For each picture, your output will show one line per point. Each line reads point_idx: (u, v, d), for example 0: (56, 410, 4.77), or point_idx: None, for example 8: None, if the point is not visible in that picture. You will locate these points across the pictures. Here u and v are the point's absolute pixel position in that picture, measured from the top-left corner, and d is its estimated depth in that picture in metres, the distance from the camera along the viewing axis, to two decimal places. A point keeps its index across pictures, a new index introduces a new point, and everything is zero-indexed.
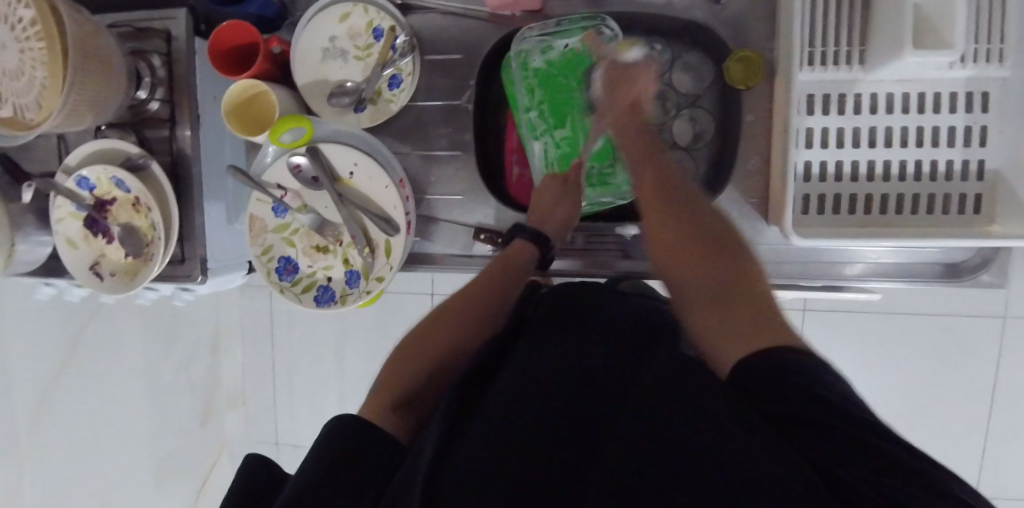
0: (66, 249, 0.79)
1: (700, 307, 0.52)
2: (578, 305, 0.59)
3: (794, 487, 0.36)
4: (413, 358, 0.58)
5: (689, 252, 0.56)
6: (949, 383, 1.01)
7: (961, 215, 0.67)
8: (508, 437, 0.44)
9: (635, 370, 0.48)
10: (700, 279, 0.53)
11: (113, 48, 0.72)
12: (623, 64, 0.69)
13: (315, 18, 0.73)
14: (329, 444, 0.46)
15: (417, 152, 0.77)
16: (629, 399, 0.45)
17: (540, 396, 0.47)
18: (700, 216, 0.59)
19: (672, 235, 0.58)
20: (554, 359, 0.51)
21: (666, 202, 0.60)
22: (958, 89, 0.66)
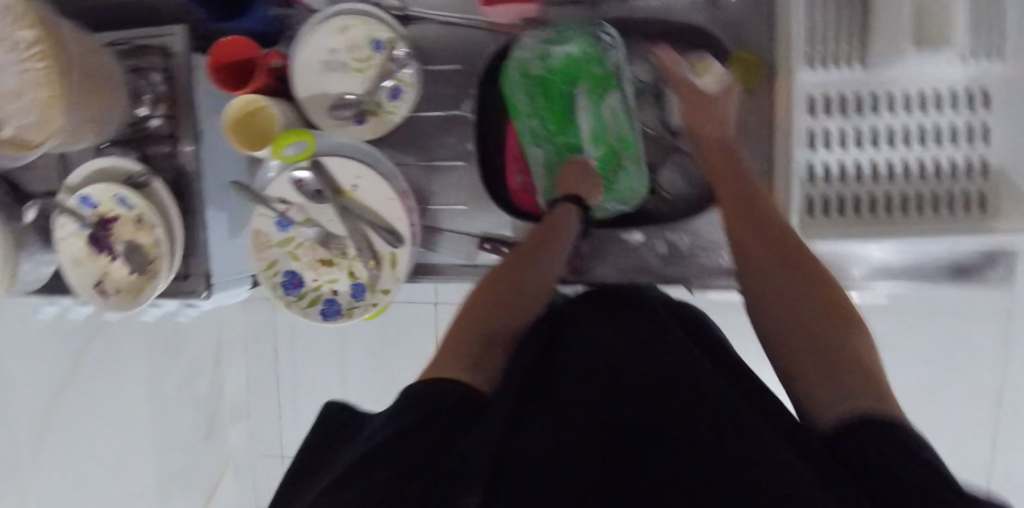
0: (70, 268, 0.79)
1: (800, 357, 0.48)
2: (615, 307, 0.59)
3: (796, 485, 0.36)
4: (466, 325, 0.57)
5: (796, 300, 0.52)
6: (953, 379, 1.01)
7: (968, 216, 0.67)
8: (508, 435, 0.42)
9: (632, 371, 0.48)
10: (785, 306, 0.52)
11: (110, 65, 0.72)
12: (704, 90, 0.69)
13: (314, 31, 0.73)
14: (397, 417, 0.45)
15: (419, 163, 0.77)
16: (675, 389, 0.45)
17: (579, 392, 0.46)
18: (785, 238, 0.58)
19: (777, 281, 0.55)
20: (594, 358, 0.50)
21: (750, 222, 0.60)
22: (962, 87, 0.66)
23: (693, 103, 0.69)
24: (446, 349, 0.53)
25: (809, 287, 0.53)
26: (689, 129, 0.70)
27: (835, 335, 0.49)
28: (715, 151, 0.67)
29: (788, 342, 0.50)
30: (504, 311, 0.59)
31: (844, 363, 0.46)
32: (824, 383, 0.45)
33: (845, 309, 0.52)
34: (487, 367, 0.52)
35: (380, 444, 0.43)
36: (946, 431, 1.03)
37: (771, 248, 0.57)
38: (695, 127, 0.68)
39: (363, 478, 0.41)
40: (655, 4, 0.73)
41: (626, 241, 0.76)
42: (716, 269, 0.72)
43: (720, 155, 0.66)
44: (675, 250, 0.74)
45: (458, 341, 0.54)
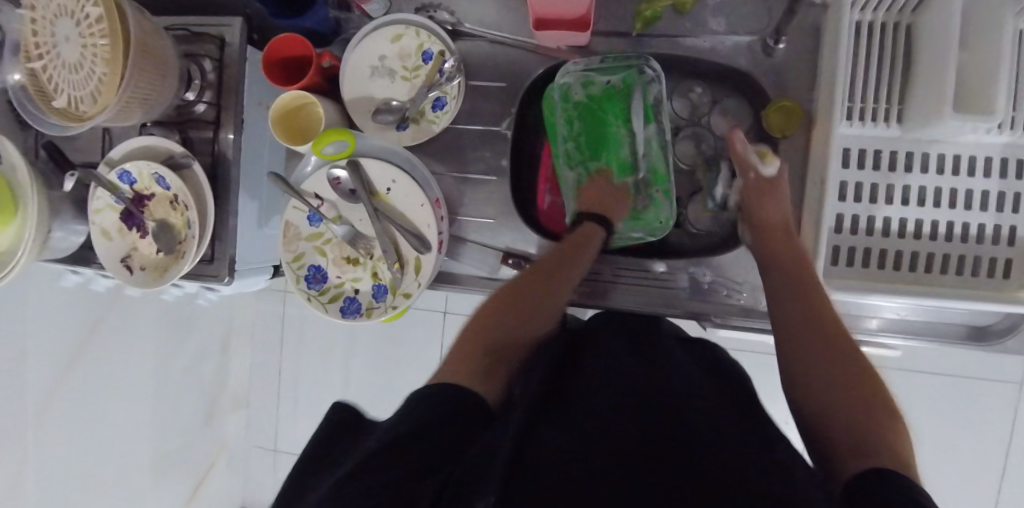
0: (100, 240, 0.81)
1: (830, 418, 0.52)
2: (633, 333, 0.61)
3: (782, 490, 0.40)
4: (476, 332, 0.59)
5: (831, 359, 0.56)
6: (955, 447, 1.00)
7: (990, 279, 0.68)
8: (538, 438, 0.45)
9: (634, 378, 0.52)
10: (811, 360, 0.56)
11: (169, 49, 0.74)
12: (768, 179, 0.69)
13: (369, 36, 0.75)
14: (410, 414, 0.49)
15: (452, 174, 0.78)
16: (670, 398, 0.49)
17: (594, 413, 0.48)
18: (812, 290, 0.61)
19: (803, 333, 0.58)
20: (611, 380, 0.52)
21: (784, 272, 0.63)
22: (994, 154, 0.67)
23: (753, 193, 0.69)
24: (456, 355, 0.56)
25: (839, 347, 0.56)
26: (746, 209, 0.70)
27: (862, 399, 0.52)
28: (774, 232, 0.67)
29: (819, 400, 0.54)
30: (515, 322, 0.61)
31: (870, 426, 0.50)
32: (851, 443, 0.49)
33: (869, 372, 0.55)
34: (489, 368, 0.55)
35: (392, 440, 0.47)
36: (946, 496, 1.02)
37: (802, 300, 0.60)
38: (753, 209, 0.68)
39: (372, 476, 0.44)
40: (701, 44, 0.74)
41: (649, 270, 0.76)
42: (735, 308, 0.73)
43: (778, 234, 0.67)
44: (698, 284, 0.74)
45: (470, 347, 0.57)
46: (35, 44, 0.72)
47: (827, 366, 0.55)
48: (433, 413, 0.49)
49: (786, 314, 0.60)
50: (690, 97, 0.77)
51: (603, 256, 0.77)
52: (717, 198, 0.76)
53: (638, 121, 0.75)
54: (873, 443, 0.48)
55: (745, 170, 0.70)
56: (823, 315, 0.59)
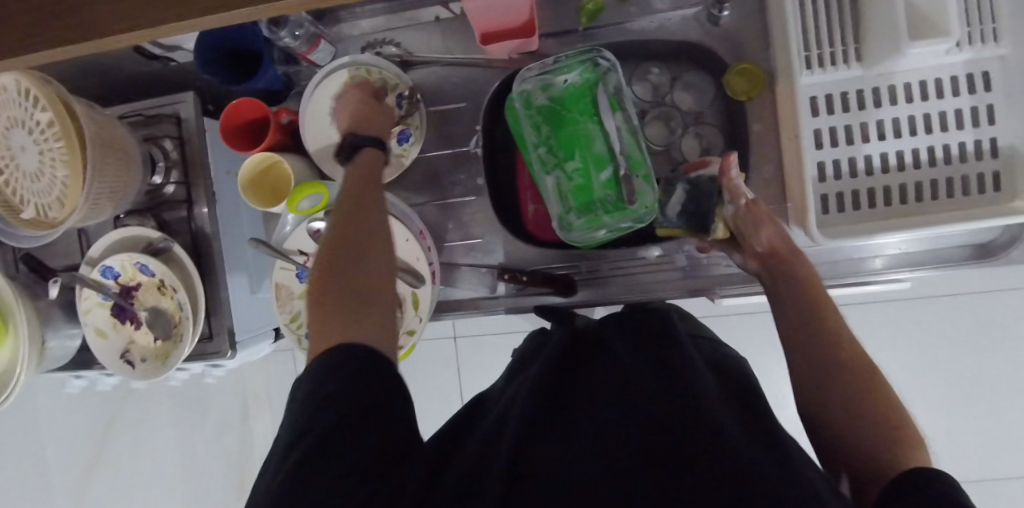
0: (95, 340, 0.80)
1: (841, 421, 0.54)
2: (636, 333, 0.59)
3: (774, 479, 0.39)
4: (325, 274, 0.58)
5: (836, 367, 0.56)
6: (986, 367, 0.99)
7: (983, 196, 0.67)
8: (533, 459, 0.44)
9: (630, 376, 0.51)
10: (817, 373, 0.57)
11: (128, 138, 0.74)
12: (763, 206, 0.66)
13: (321, 84, 0.74)
14: (341, 396, 0.49)
15: (433, 202, 0.78)
16: (668, 391, 0.48)
17: (590, 416, 0.48)
18: (809, 294, 0.62)
19: (806, 347, 0.59)
20: (609, 382, 0.51)
21: (781, 279, 0.64)
22: (959, 72, 0.67)
23: (747, 222, 0.66)
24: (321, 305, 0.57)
25: (838, 357, 0.57)
26: (739, 234, 0.68)
27: (869, 401, 0.54)
28: (783, 255, 0.65)
29: (827, 405, 0.55)
30: (346, 258, 0.59)
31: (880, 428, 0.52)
32: (865, 450, 0.51)
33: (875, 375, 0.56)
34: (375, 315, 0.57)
35: (329, 432, 0.47)
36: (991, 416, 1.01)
37: (800, 309, 0.61)
38: (746, 235, 0.66)
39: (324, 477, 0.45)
40: (649, 25, 0.74)
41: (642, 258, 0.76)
42: (734, 278, 0.74)
43: (789, 258, 0.64)
44: (694, 261, 0.75)
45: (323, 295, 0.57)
46: None
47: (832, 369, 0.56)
48: (369, 398, 0.49)
49: (789, 329, 0.61)
50: (649, 79, 0.76)
51: (595, 252, 0.77)
52: (671, 217, 0.72)
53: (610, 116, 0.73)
54: (881, 449, 0.50)
55: (739, 198, 0.66)
56: (818, 310, 0.60)
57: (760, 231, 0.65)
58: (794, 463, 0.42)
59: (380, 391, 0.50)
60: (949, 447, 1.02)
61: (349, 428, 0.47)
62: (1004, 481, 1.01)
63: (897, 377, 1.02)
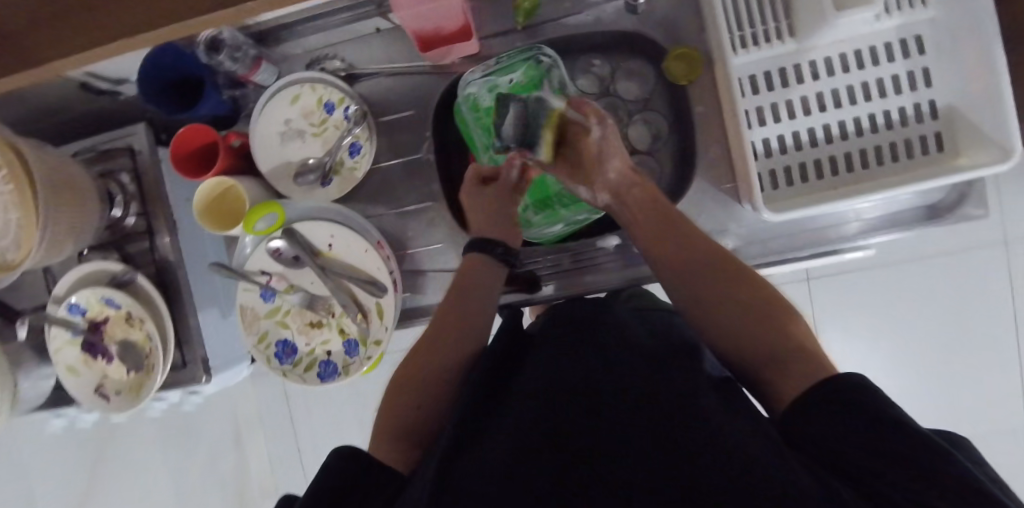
0: (69, 378, 0.80)
1: (749, 351, 0.51)
2: (575, 310, 0.57)
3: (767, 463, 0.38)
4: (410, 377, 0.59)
5: (711, 283, 0.56)
6: (964, 324, 1.00)
7: (927, 157, 0.69)
8: (498, 464, 0.42)
9: (583, 358, 0.49)
10: (700, 289, 0.56)
11: (80, 174, 0.74)
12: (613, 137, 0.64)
13: (268, 105, 0.75)
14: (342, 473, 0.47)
15: (391, 211, 0.79)
16: (624, 371, 0.46)
17: (554, 412, 0.44)
18: (678, 226, 0.61)
19: (678, 267, 0.59)
20: (570, 371, 0.47)
21: (659, 219, 0.62)
22: (891, 39, 0.68)
23: (600, 149, 0.64)
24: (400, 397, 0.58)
25: (715, 274, 0.57)
26: (583, 161, 0.65)
27: (756, 308, 0.53)
28: (643, 187, 0.65)
29: (709, 318, 0.55)
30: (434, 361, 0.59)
31: (786, 344, 0.50)
32: (771, 366, 0.49)
33: (750, 283, 0.55)
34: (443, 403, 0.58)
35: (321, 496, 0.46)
36: (975, 373, 1.01)
37: (672, 240, 0.60)
38: (593, 160, 0.65)
39: None
40: (585, 18, 0.76)
41: (603, 248, 0.76)
42: None
43: (644, 184, 0.65)
44: None
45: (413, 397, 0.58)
46: None
47: (720, 303, 0.55)
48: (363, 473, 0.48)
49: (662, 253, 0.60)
50: (593, 71, 0.78)
51: (557, 246, 0.77)
52: (506, 138, 0.66)
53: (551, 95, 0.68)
54: (782, 349, 0.50)
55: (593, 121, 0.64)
56: (692, 248, 0.59)
57: (615, 167, 0.65)
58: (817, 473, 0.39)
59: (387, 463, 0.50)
60: (937, 406, 1.03)
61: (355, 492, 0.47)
62: (994, 436, 1.02)
63: (877, 342, 1.04)
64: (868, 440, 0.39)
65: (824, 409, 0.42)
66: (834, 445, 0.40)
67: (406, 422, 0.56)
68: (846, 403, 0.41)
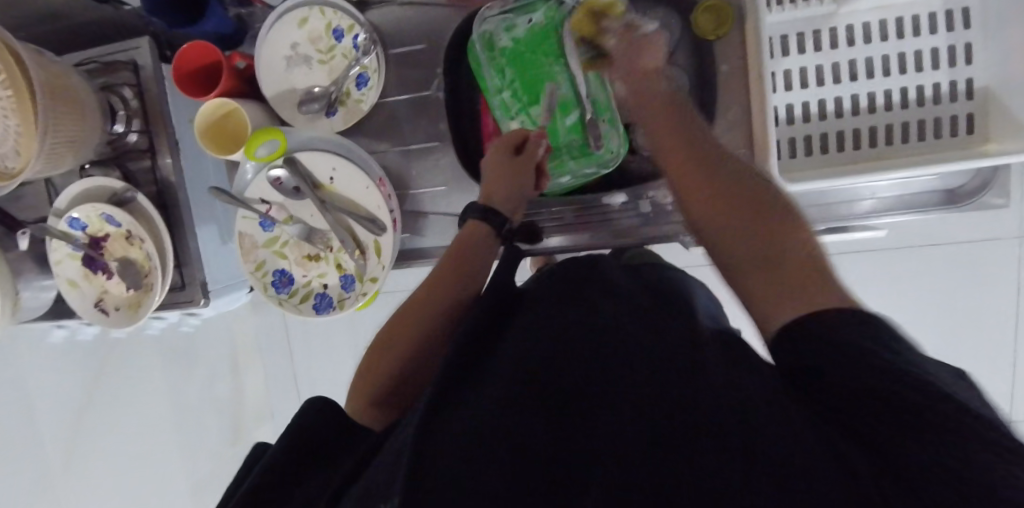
0: (69, 290, 0.81)
1: (747, 270, 0.46)
2: (570, 279, 0.55)
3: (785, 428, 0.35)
4: (398, 324, 0.59)
5: (717, 184, 0.50)
6: (976, 315, 0.97)
7: (953, 139, 0.66)
8: (486, 422, 0.39)
9: (578, 326, 0.47)
10: (700, 190, 0.51)
11: (81, 84, 0.72)
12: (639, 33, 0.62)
13: (275, 27, 0.72)
14: (310, 427, 0.47)
15: (396, 149, 0.77)
16: (617, 345, 0.44)
17: (545, 380, 0.42)
18: (689, 125, 0.55)
19: (681, 160, 0.53)
20: (563, 339, 0.46)
21: (668, 117, 0.56)
22: (936, 9, 0.64)
23: (629, 49, 0.61)
24: (383, 344, 0.58)
25: (720, 173, 0.51)
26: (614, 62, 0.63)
27: (757, 215, 0.47)
28: (646, 73, 0.60)
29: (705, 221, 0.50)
30: (418, 314, 0.59)
31: (786, 254, 0.44)
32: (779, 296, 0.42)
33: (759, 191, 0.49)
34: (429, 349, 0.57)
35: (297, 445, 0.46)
36: (977, 366, 0.99)
37: (678, 135, 0.54)
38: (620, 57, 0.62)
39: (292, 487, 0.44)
40: None
41: (608, 204, 0.74)
42: None
43: (649, 76, 0.60)
44: (660, 208, 0.73)
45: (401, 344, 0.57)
46: None
47: (721, 217, 0.48)
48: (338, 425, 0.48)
49: (666, 148, 0.55)
50: None
51: (564, 199, 0.75)
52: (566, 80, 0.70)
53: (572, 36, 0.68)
54: (778, 262, 0.44)
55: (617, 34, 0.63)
56: (702, 149, 0.53)
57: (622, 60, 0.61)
58: (836, 444, 0.35)
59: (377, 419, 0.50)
60: None
61: (336, 446, 0.47)
62: None
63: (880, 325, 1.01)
64: (885, 389, 0.35)
65: (829, 339, 0.38)
66: (822, 386, 0.37)
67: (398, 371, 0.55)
68: (839, 345, 0.37)
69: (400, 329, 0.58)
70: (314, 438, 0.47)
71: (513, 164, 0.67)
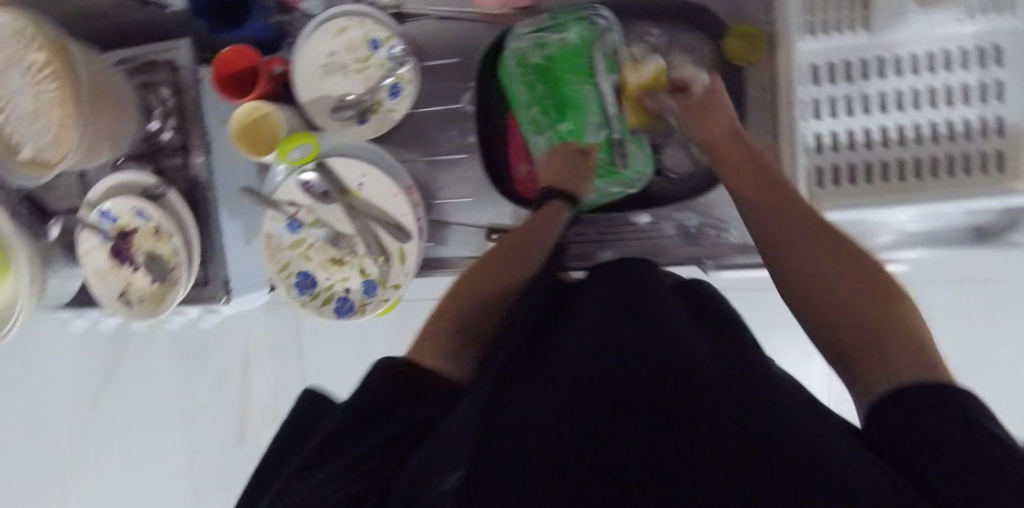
0: (94, 280, 0.82)
1: (827, 326, 0.47)
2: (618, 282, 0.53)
3: (825, 455, 0.34)
4: (450, 300, 0.59)
5: (797, 237, 0.53)
6: (998, 352, 0.96)
7: (987, 176, 0.64)
8: (501, 434, 0.40)
9: (609, 334, 0.46)
10: (785, 240, 0.54)
11: (123, 82, 0.74)
12: (709, 92, 0.67)
13: (314, 34, 0.74)
14: (357, 401, 0.47)
15: (423, 158, 0.78)
16: (648, 351, 0.43)
17: (567, 392, 0.41)
18: (764, 179, 0.59)
19: (764, 216, 0.57)
20: (590, 350, 0.45)
21: (749, 170, 0.61)
22: (968, 45, 0.64)
23: (706, 104, 0.66)
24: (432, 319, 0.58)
25: (794, 227, 0.54)
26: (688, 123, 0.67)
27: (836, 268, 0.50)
28: (727, 148, 0.64)
29: (788, 266, 0.52)
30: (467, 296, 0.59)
31: (869, 308, 0.46)
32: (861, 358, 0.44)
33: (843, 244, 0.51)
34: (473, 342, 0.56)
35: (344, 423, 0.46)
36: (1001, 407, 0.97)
37: (762, 189, 0.59)
38: (701, 116, 0.66)
39: (331, 461, 0.44)
40: None
41: (630, 223, 0.75)
42: (727, 248, 0.72)
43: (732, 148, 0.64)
44: (686, 230, 0.74)
45: (448, 319, 0.57)
46: None
47: (803, 263, 0.51)
48: (382, 400, 0.47)
49: (749, 200, 0.59)
50: (648, 41, 0.75)
51: (587, 216, 0.76)
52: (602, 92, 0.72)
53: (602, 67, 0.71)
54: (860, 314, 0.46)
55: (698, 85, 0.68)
56: (780, 201, 0.57)
57: (714, 117, 0.65)
58: (847, 457, 0.35)
59: (401, 404, 0.48)
60: None
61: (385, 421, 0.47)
62: None
63: None
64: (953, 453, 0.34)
65: (915, 404, 0.38)
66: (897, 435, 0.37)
67: (447, 338, 0.55)
68: (933, 408, 0.37)
69: (447, 308, 0.58)
70: (364, 412, 0.47)
71: (575, 163, 0.71)
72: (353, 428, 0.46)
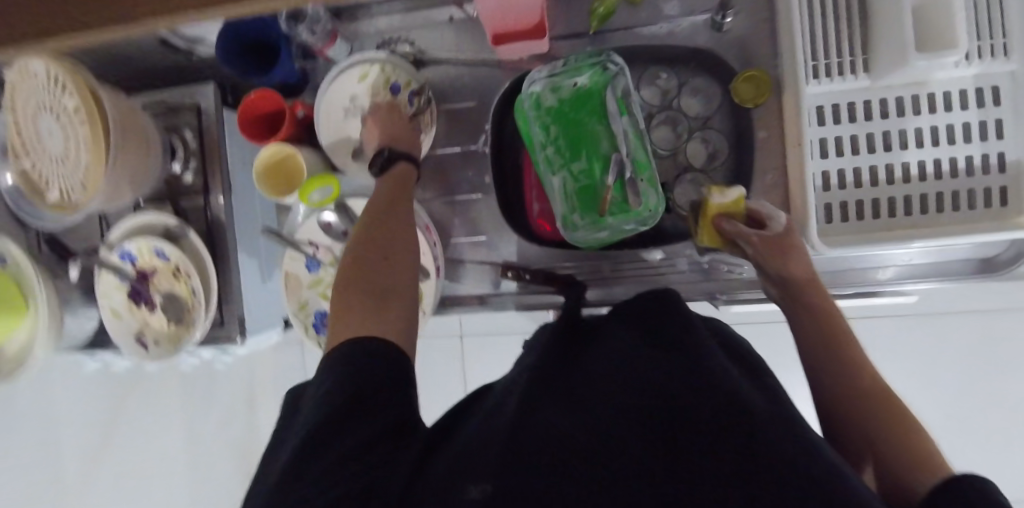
0: (111, 320, 0.82)
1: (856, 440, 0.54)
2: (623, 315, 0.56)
3: (808, 463, 0.38)
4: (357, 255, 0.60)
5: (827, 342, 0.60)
6: (1011, 385, 0.96)
7: (988, 211, 0.67)
8: (517, 449, 0.42)
9: (619, 359, 0.48)
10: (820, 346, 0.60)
11: (149, 122, 0.77)
12: (785, 235, 0.63)
13: (337, 80, 0.77)
14: (330, 397, 0.48)
15: (440, 198, 0.80)
16: (653, 371, 0.45)
17: (581, 409, 0.44)
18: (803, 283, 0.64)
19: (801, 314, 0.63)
20: (603, 374, 0.47)
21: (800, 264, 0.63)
22: (968, 86, 0.66)
23: (775, 249, 0.62)
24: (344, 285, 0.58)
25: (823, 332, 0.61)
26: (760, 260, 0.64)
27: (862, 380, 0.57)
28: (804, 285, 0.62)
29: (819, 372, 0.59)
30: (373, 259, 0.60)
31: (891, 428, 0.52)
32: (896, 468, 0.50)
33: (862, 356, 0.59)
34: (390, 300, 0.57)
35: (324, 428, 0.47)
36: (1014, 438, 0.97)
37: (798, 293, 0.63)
38: (773, 261, 0.63)
39: (318, 462, 0.45)
40: (659, 30, 0.76)
41: (647, 259, 0.76)
42: (739, 283, 0.75)
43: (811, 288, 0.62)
44: (698, 264, 0.75)
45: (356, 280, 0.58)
46: (21, 144, 0.74)
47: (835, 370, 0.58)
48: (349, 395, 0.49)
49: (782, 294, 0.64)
50: (657, 84, 0.78)
51: (602, 252, 0.77)
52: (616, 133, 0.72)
53: (614, 110, 0.72)
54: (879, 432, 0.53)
55: (772, 220, 0.64)
56: (815, 302, 0.62)
57: (791, 255, 0.63)
58: (830, 460, 0.39)
59: (361, 399, 0.48)
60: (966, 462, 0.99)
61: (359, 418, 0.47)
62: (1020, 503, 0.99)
63: (915, 393, 1.00)
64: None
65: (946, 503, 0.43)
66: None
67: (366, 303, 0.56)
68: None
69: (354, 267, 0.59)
70: (335, 411, 0.48)
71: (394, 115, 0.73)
72: (328, 433, 0.47)
